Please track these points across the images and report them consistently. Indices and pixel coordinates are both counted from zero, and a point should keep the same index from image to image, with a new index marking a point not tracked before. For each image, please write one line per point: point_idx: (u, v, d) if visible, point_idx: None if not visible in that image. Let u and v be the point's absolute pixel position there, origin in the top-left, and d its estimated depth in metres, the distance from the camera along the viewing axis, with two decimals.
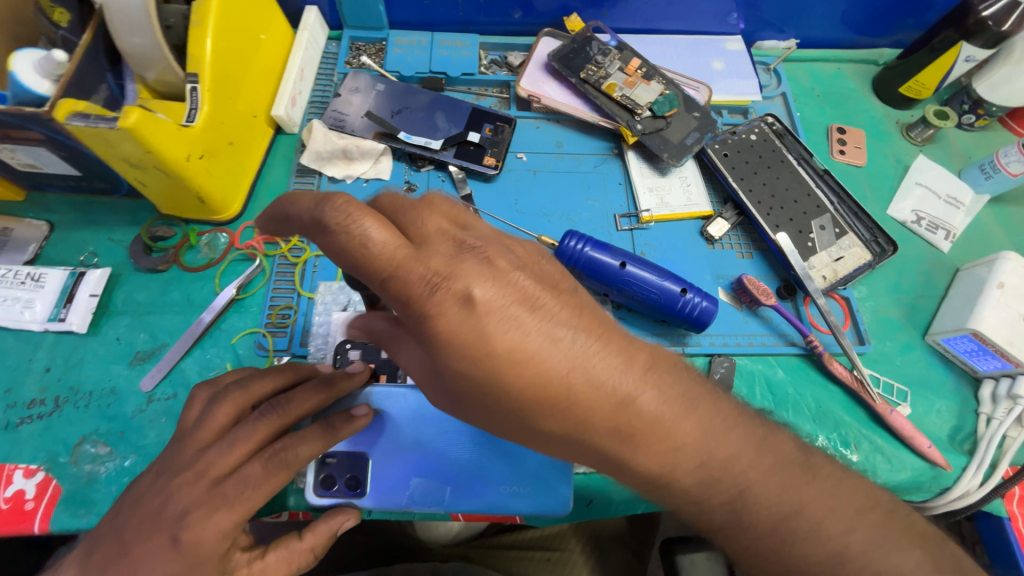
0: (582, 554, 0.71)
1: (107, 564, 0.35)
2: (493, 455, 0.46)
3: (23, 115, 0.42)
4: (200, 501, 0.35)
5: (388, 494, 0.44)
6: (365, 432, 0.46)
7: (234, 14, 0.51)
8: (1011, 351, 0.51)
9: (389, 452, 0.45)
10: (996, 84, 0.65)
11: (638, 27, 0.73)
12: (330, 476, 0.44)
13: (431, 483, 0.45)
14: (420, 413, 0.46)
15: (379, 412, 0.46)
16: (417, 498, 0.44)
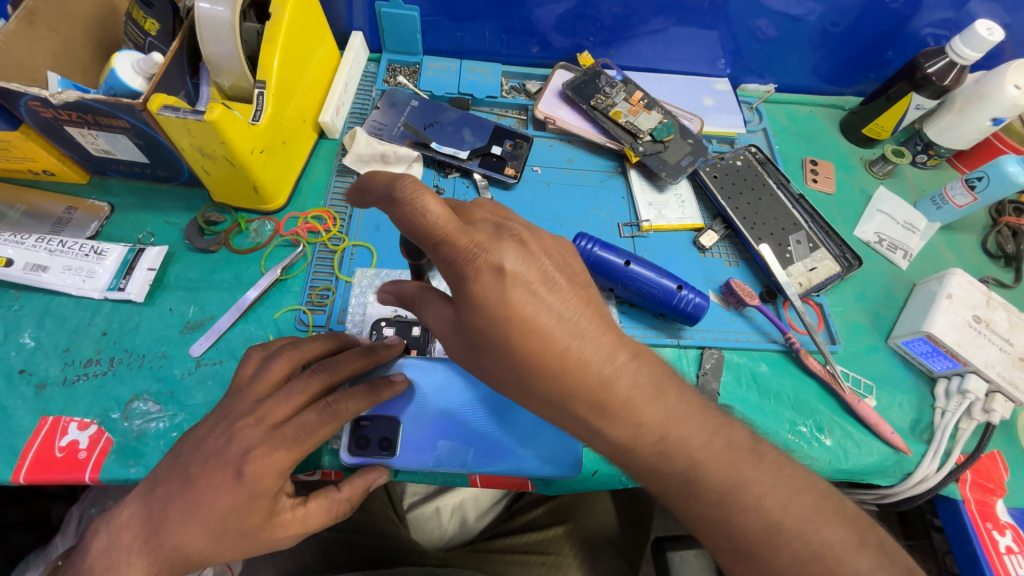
0: (576, 558, 0.75)
1: (169, 497, 0.38)
2: (512, 423, 0.51)
3: (119, 105, 0.48)
4: (262, 440, 0.38)
5: (416, 455, 0.49)
6: (397, 399, 0.50)
7: (297, 33, 0.59)
8: (960, 351, 0.59)
9: (418, 419, 0.50)
10: (942, 130, 0.77)
11: (640, 66, 0.84)
12: (362, 436, 0.49)
13: (456, 446, 0.49)
14: (447, 386, 0.51)
15: (411, 382, 0.50)
16: (444, 459, 0.49)
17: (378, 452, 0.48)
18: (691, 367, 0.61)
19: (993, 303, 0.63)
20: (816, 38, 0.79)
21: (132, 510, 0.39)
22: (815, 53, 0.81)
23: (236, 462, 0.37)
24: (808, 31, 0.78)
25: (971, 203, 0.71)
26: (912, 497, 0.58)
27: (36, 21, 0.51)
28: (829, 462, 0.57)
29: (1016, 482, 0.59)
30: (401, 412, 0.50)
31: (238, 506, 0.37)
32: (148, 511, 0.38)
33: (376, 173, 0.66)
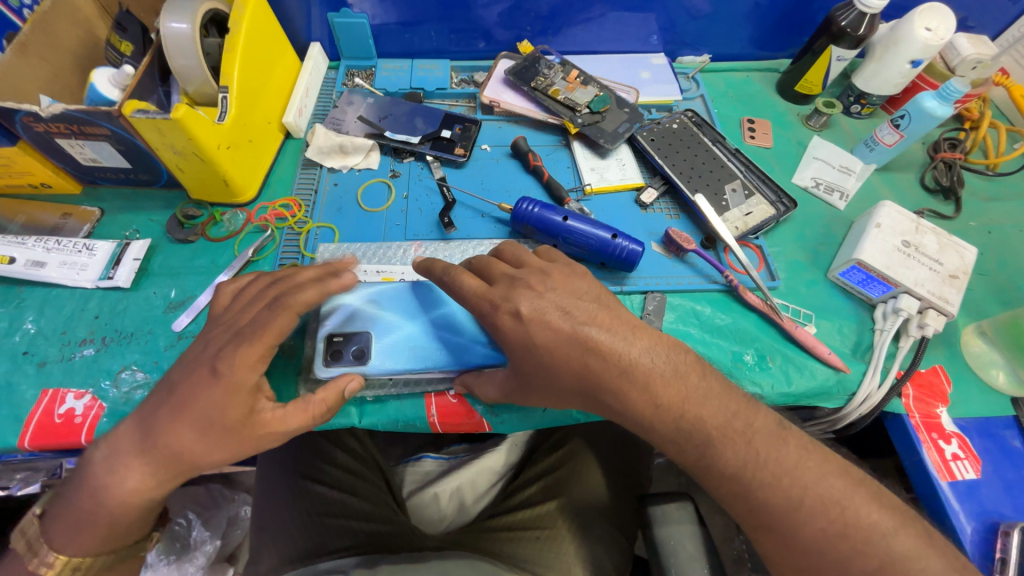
0: (570, 532, 0.74)
1: (147, 434, 0.43)
2: (463, 326, 0.56)
3: (98, 112, 0.55)
4: (230, 338, 0.45)
5: (387, 362, 0.54)
6: (362, 316, 0.56)
7: (257, 44, 0.67)
8: (889, 273, 0.62)
9: (384, 330, 0.55)
10: (868, 77, 0.81)
11: (579, 50, 0.91)
12: (333, 350, 0.54)
13: (420, 349, 0.54)
14: (404, 300, 0.57)
15: (371, 301, 0.57)
16: (412, 361, 0.54)
17: (350, 360, 0.53)
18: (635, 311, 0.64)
19: (922, 228, 0.66)
20: (750, 10, 0.85)
21: (111, 442, 0.44)
22: (741, 22, 0.87)
23: (211, 360, 0.44)
24: (742, 4, 0.84)
25: (899, 141, 0.75)
26: (861, 416, 0.60)
27: (29, 51, 0.60)
28: (773, 387, 0.60)
29: (959, 393, 0.62)
30: (368, 327, 0.55)
31: (206, 431, 0.43)
32: (128, 444, 0.43)
33: (337, 163, 0.73)
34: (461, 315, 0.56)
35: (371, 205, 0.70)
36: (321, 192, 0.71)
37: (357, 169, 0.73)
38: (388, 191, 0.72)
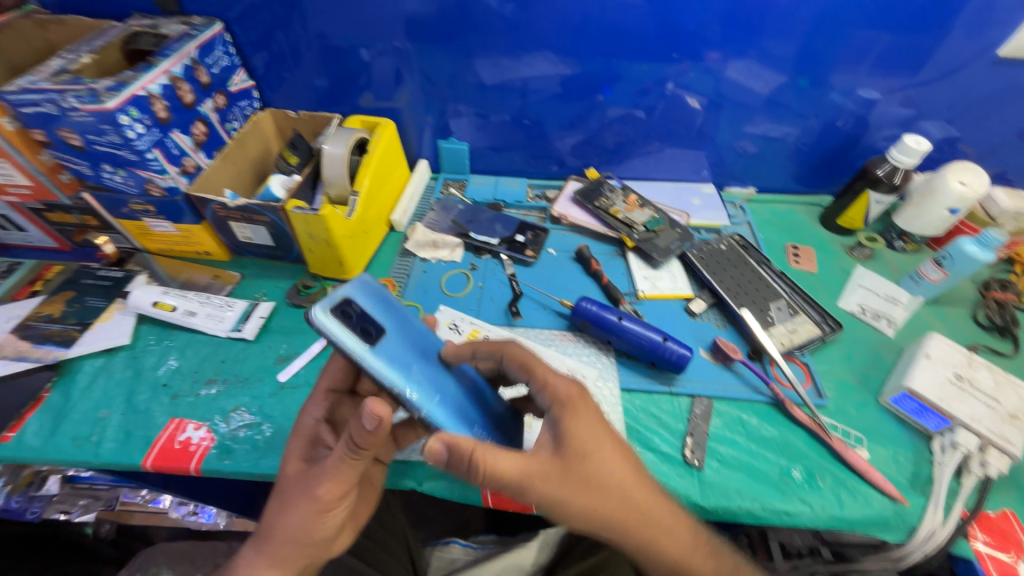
0: None
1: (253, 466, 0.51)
2: (463, 390, 0.56)
3: (267, 205, 0.73)
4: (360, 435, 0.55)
5: (386, 367, 0.51)
6: (376, 319, 0.53)
7: (384, 161, 0.86)
8: (943, 405, 0.63)
9: (395, 345, 0.53)
10: (909, 218, 0.89)
11: (638, 177, 1.07)
12: (350, 314, 0.50)
13: (417, 376, 0.53)
14: (416, 333, 0.57)
15: (388, 310, 0.55)
16: (406, 377, 0.52)
17: (354, 330, 0.50)
18: (682, 412, 0.68)
19: (975, 363, 0.68)
20: (792, 153, 0.99)
21: None
22: (782, 163, 1.01)
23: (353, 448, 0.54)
24: (786, 149, 0.98)
25: (944, 277, 0.80)
26: (926, 556, 0.58)
27: (227, 159, 0.81)
28: (823, 509, 0.60)
29: None
30: (388, 320, 0.54)
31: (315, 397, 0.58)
32: None
33: (428, 254, 0.87)
34: (467, 381, 0.58)
35: (452, 291, 0.83)
36: (412, 277, 0.84)
37: (443, 260, 0.87)
38: (466, 281, 0.84)
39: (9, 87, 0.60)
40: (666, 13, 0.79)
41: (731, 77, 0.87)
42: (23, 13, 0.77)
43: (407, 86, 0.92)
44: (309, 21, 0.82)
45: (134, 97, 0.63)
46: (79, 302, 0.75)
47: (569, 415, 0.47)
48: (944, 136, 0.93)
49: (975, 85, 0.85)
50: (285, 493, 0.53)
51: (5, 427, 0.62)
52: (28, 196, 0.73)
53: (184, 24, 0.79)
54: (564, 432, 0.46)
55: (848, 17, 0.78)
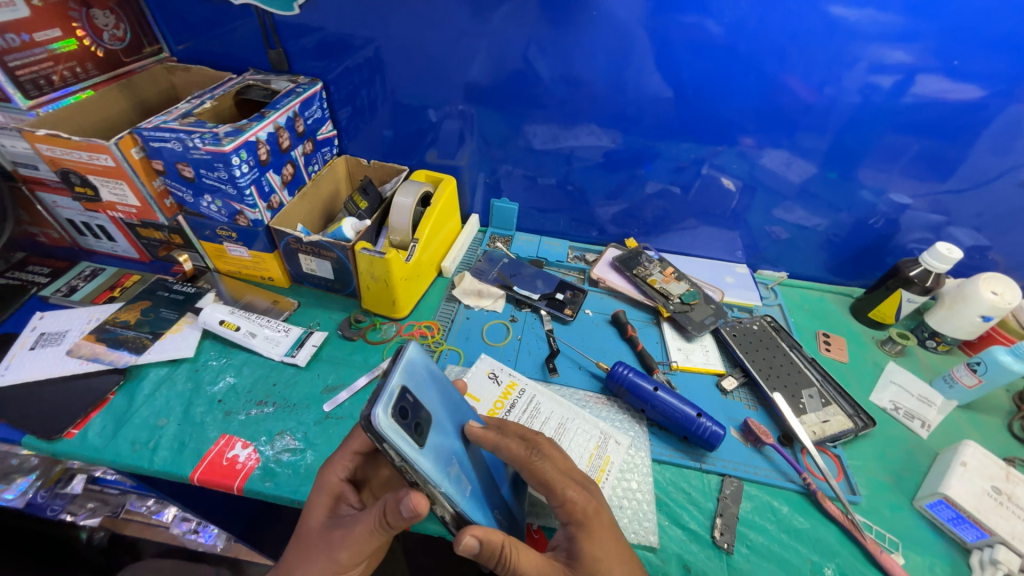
0: None
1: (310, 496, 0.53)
2: (486, 481, 0.53)
3: (338, 243, 0.80)
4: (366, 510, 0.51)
5: (435, 464, 0.45)
6: (420, 402, 0.47)
7: (443, 214, 0.94)
8: (981, 517, 0.63)
9: (438, 431, 0.48)
10: (941, 320, 0.91)
11: (674, 250, 1.12)
12: (405, 407, 0.44)
13: (459, 469, 0.48)
14: (452, 411, 0.52)
15: (430, 389, 0.50)
16: (453, 474, 0.47)
17: (409, 425, 0.44)
18: (712, 491, 0.68)
19: (1012, 477, 0.68)
20: (825, 244, 1.03)
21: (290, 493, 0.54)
22: (814, 252, 1.05)
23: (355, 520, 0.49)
24: (820, 239, 1.03)
25: (978, 384, 0.81)
26: None
27: (305, 198, 0.89)
28: None
29: None
30: (431, 404, 0.49)
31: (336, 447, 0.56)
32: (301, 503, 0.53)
33: (473, 302, 0.92)
34: (487, 468, 0.55)
35: (492, 340, 0.86)
36: (456, 322, 0.89)
37: (486, 310, 0.92)
38: (507, 332, 0.88)
39: (145, 124, 0.70)
40: (709, 106, 0.88)
41: (766, 164, 0.94)
42: (157, 59, 0.90)
43: (468, 146, 1.01)
44: (391, 84, 0.93)
45: (246, 142, 0.72)
46: (153, 313, 0.81)
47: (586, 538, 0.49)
48: (973, 243, 0.97)
49: (1002, 199, 0.90)
50: (304, 544, 0.51)
51: (71, 424, 0.66)
52: (131, 213, 0.81)
53: (290, 81, 0.90)
54: (581, 552, 0.48)
55: (878, 125, 0.85)
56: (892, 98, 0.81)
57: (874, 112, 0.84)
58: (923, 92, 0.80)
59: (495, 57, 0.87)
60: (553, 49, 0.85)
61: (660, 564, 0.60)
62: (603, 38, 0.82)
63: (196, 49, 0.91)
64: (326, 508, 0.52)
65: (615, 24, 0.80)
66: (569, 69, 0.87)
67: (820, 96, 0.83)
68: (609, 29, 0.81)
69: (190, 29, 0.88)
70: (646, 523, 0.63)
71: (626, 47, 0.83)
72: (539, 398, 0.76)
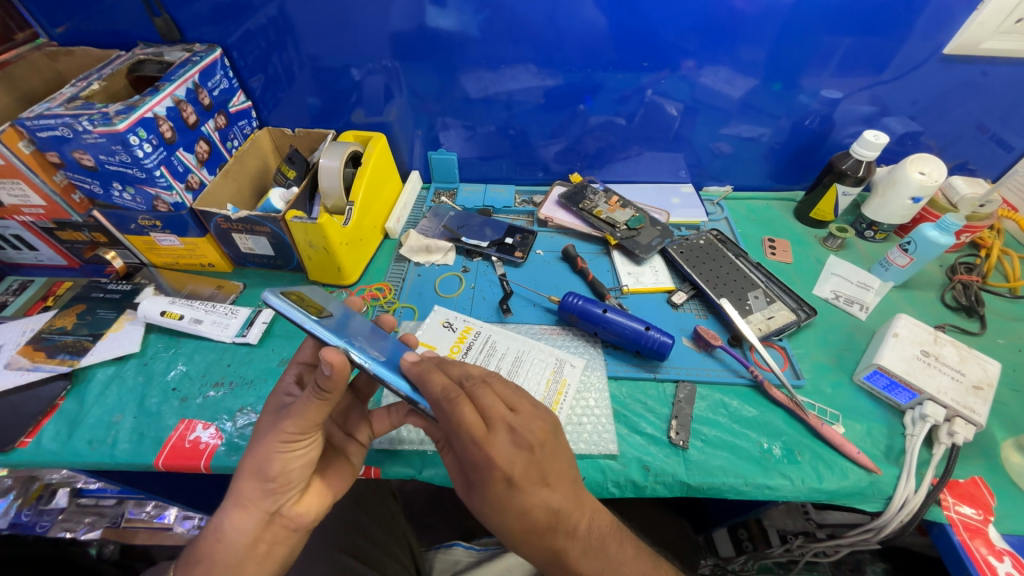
0: None
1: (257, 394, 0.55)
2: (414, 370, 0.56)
3: (268, 216, 0.78)
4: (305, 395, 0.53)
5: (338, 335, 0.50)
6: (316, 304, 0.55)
7: (378, 173, 0.91)
8: (910, 379, 0.67)
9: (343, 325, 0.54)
10: (876, 209, 0.94)
11: (620, 180, 1.12)
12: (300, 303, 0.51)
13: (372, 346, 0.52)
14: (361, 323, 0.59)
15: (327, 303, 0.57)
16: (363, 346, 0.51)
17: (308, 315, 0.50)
18: (667, 397, 0.72)
19: (940, 340, 0.72)
20: (767, 152, 1.04)
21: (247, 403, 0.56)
22: (755, 162, 1.06)
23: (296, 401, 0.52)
24: (763, 148, 1.03)
25: (910, 263, 0.85)
26: (902, 522, 0.62)
27: (229, 176, 0.86)
28: (802, 482, 0.63)
29: (1006, 507, 0.61)
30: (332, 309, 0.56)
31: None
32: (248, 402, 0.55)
33: (422, 259, 0.92)
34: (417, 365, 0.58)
35: (446, 292, 0.87)
36: (408, 280, 0.88)
37: (436, 264, 0.92)
38: (460, 282, 0.89)
39: (26, 115, 0.65)
40: (647, 26, 0.84)
41: (707, 83, 0.92)
42: (33, 46, 0.83)
43: (396, 101, 0.97)
44: (303, 44, 0.87)
45: (142, 119, 0.68)
46: (90, 315, 0.79)
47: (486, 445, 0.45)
48: (907, 131, 0.99)
49: (932, 82, 0.90)
50: (254, 432, 0.53)
51: (22, 433, 0.65)
52: (41, 215, 0.77)
53: (185, 51, 0.84)
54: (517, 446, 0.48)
55: (815, 25, 0.84)
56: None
57: (812, 12, 0.82)
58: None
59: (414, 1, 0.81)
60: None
61: (621, 469, 0.64)
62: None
63: (78, 29, 0.84)
64: (275, 400, 0.56)
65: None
66: (490, 5, 0.82)
67: (754, 3, 0.81)
68: None
69: (65, 7, 0.81)
70: (605, 434, 0.67)
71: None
72: (494, 337, 0.77)
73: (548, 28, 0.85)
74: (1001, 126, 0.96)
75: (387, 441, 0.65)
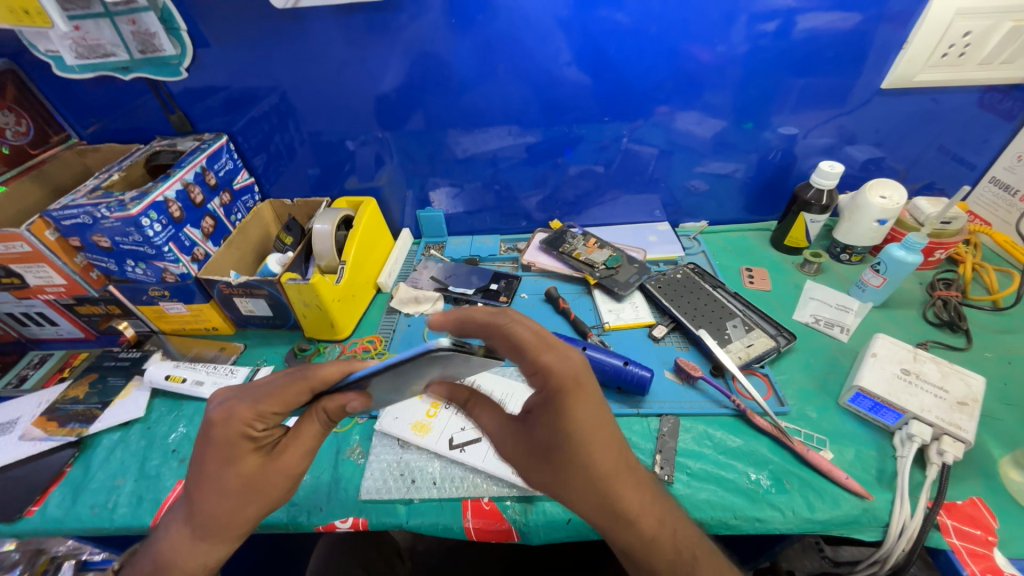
0: None
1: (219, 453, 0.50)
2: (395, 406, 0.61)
3: (265, 280, 0.84)
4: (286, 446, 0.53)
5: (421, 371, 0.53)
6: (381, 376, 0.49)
7: (369, 233, 0.98)
8: (892, 398, 0.67)
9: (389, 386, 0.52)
10: (846, 233, 0.97)
11: (600, 223, 1.19)
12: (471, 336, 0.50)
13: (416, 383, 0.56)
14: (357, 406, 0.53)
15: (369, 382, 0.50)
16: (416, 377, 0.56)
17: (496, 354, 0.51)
18: (651, 432, 0.72)
19: (920, 357, 0.72)
20: (739, 186, 1.10)
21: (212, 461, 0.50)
22: (727, 197, 1.12)
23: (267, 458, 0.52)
24: (735, 182, 1.09)
25: (884, 283, 0.86)
26: (906, 551, 0.59)
27: (232, 245, 0.93)
28: (793, 513, 0.62)
29: (1009, 529, 0.59)
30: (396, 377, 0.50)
31: (226, 401, 0.50)
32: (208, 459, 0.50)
33: (411, 309, 0.97)
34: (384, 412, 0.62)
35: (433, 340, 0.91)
36: (398, 331, 0.93)
37: (425, 313, 0.96)
38: None
39: (54, 207, 0.74)
40: (625, 80, 0.92)
41: (679, 127, 1.00)
42: (66, 145, 0.96)
43: (387, 167, 1.06)
44: (303, 124, 0.98)
45: (154, 203, 0.76)
46: (102, 382, 0.84)
47: (545, 363, 0.45)
48: (870, 157, 1.04)
49: (885, 113, 0.97)
50: (255, 489, 0.52)
51: (30, 502, 0.68)
52: (62, 293, 0.85)
53: (196, 140, 0.95)
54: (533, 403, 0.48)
55: (778, 71, 0.91)
56: (777, 42, 0.87)
57: (764, 58, 0.89)
58: (807, 28, 0.85)
59: (407, 80, 0.91)
60: (459, 64, 0.89)
61: None
62: (506, 39, 0.86)
63: (106, 128, 0.97)
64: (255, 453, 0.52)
65: (518, 23, 0.84)
66: (475, 78, 0.91)
67: (713, 54, 0.89)
68: (523, 31, 0.85)
69: (96, 111, 0.94)
70: None
71: (534, 48, 0.87)
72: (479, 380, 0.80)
73: (529, 91, 0.94)
74: (959, 147, 1.01)
75: (375, 492, 0.67)
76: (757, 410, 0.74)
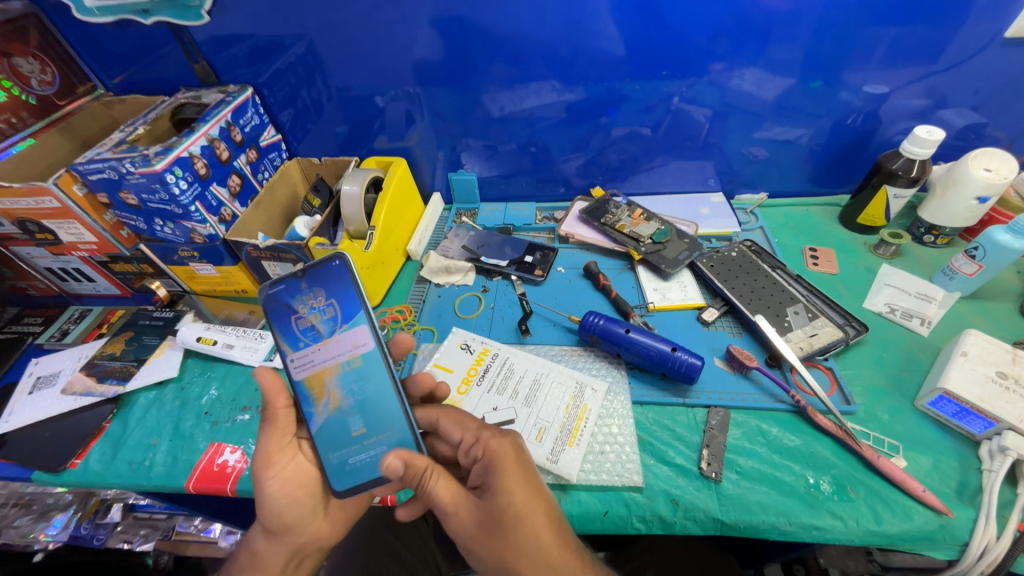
0: None
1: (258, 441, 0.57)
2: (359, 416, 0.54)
3: (292, 244, 0.80)
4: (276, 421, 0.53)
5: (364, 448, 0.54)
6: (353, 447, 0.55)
7: (399, 197, 0.93)
8: (984, 406, 0.58)
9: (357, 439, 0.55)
10: (935, 212, 0.85)
11: (645, 191, 1.09)
12: (278, 302, 0.54)
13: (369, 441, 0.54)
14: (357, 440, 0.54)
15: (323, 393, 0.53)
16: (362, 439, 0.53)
17: (317, 272, 0.54)
18: (698, 424, 0.67)
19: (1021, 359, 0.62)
20: (806, 154, 0.97)
21: None
22: (792, 168, 1.00)
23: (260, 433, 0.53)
24: (800, 150, 0.96)
25: (979, 271, 0.75)
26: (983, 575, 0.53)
27: (260, 206, 0.90)
28: (857, 524, 0.56)
29: None
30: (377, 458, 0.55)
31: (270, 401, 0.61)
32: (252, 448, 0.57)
33: (442, 280, 0.92)
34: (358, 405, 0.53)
35: (464, 313, 0.86)
36: (428, 302, 0.89)
37: (456, 285, 0.92)
38: (478, 303, 0.88)
39: (80, 161, 0.71)
40: (676, 32, 0.81)
41: (738, 86, 0.87)
42: (92, 96, 0.93)
43: (418, 126, 0.98)
44: (330, 76, 0.91)
45: (178, 159, 0.72)
46: (137, 341, 0.84)
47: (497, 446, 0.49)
48: (969, 123, 0.89)
49: (999, 68, 0.81)
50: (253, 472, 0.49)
51: (72, 455, 0.70)
52: (95, 250, 0.84)
53: (221, 92, 0.90)
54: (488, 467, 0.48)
55: (858, 19, 0.77)
56: None
57: (852, 4, 0.76)
58: None
59: (436, 30, 0.82)
60: (491, 13, 0.80)
61: (647, 502, 0.60)
62: None
63: (131, 79, 0.93)
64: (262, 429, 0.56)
65: None
66: (508, 28, 0.82)
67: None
68: None
69: (120, 60, 0.89)
70: (629, 464, 0.63)
71: None
72: (512, 360, 0.76)
73: (568, 46, 0.84)
74: None
75: None
76: (820, 409, 0.67)
